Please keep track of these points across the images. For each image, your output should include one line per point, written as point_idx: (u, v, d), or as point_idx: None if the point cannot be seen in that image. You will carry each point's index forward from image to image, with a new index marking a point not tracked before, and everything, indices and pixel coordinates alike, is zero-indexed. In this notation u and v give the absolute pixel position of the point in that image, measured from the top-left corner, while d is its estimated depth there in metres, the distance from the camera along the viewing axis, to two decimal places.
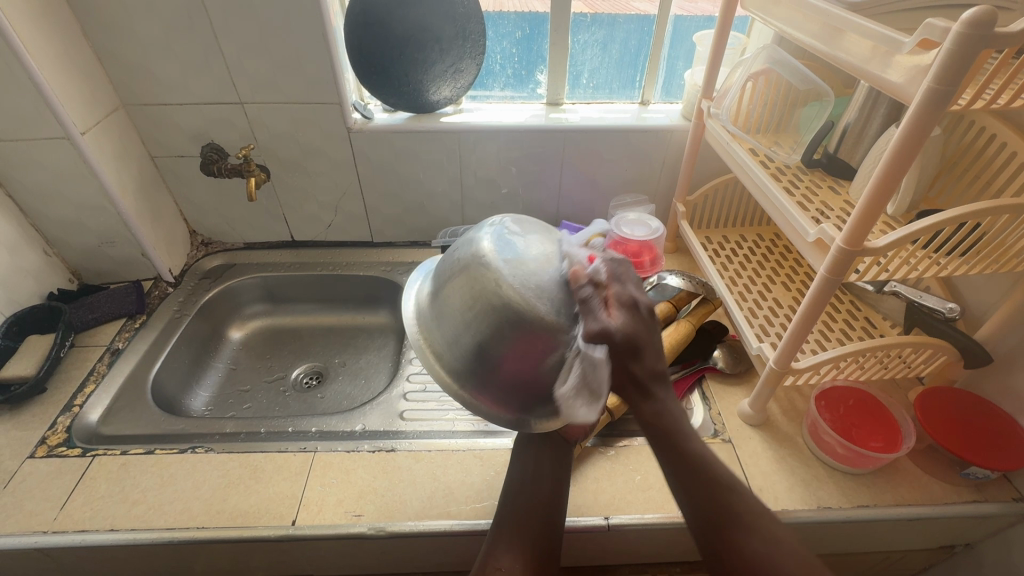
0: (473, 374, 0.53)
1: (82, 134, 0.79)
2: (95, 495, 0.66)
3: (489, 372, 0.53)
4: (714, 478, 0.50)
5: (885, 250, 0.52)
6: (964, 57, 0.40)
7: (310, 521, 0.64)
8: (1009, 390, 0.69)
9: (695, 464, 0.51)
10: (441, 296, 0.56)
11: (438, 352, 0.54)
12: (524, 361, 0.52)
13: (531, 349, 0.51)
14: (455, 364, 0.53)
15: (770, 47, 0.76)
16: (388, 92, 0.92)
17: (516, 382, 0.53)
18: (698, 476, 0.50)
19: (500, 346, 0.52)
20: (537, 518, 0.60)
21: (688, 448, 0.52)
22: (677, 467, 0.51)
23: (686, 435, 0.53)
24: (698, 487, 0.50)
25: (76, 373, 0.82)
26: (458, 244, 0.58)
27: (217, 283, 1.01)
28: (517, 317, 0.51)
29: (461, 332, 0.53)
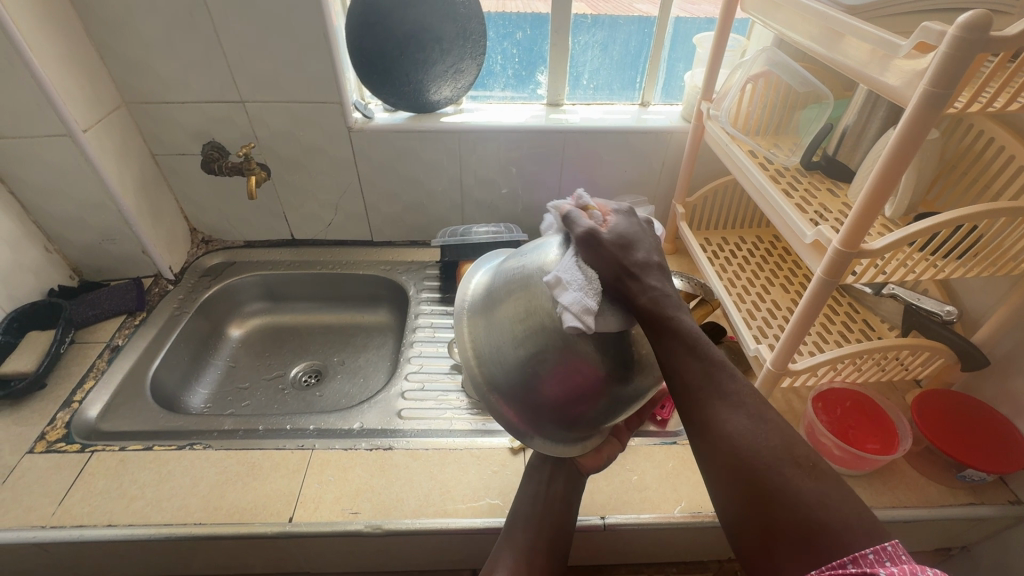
0: (505, 385, 0.51)
1: (84, 132, 0.79)
2: (93, 491, 0.66)
3: (524, 387, 0.51)
4: (702, 357, 0.47)
5: (881, 251, 0.53)
6: (960, 60, 0.40)
7: (307, 518, 0.64)
8: (1006, 393, 0.69)
9: (691, 357, 0.47)
10: (497, 302, 0.53)
11: (479, 355, 0.52)
12: (565, 388, 0.50)
13: (576, 379, 0.50)
14: (492, 368, 0.51)
15: (770, 49, 0.76)
16: (388, 92, 0.92)
17: (550, 406, 0.51)
18: (698, 361, 0.47)
19: (543, 365, 0.49)
20: (540, 544, 0.62)
21: (679, 325, 0.47)
22: (674, 355, 0.47)
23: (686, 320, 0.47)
24: (691, 375, 0.47)
25: (76, 370, 0.82)
26: (527, 249, 0.55)
27: (217, 281, 1.02)
28: (570, 349, 0.49)
29: (509, 346, 0.51)
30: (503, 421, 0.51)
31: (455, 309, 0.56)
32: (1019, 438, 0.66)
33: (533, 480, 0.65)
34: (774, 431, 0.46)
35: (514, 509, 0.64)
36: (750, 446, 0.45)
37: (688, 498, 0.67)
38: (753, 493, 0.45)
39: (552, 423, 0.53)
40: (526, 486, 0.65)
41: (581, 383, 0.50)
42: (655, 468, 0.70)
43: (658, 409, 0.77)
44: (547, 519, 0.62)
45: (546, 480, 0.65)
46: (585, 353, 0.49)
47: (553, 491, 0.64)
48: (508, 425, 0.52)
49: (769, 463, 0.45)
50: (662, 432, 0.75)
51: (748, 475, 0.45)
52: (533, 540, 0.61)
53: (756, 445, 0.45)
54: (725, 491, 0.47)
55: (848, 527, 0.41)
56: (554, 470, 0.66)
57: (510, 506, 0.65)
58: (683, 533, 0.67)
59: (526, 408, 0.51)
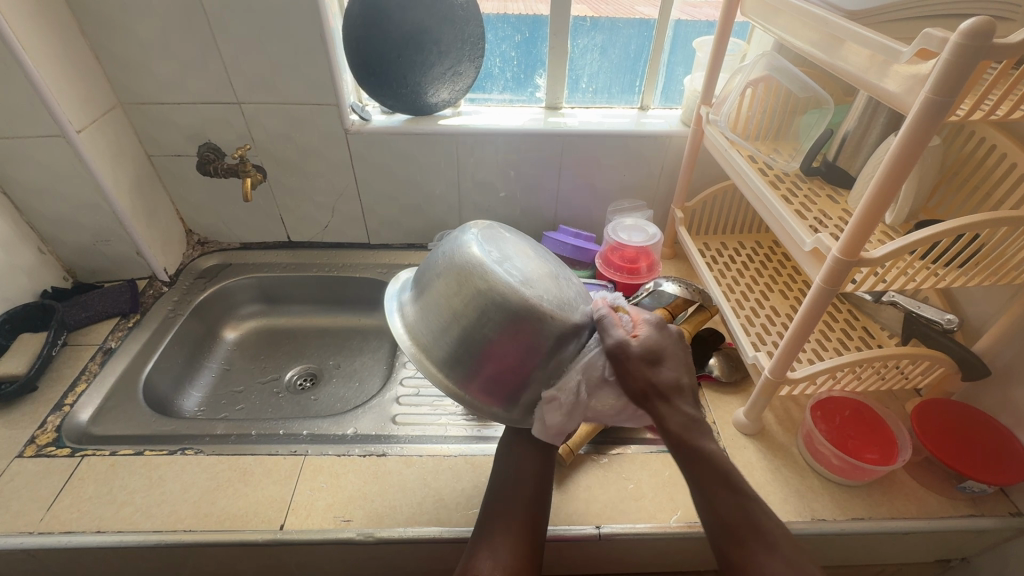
0: (457, 362, 0.58)
1: (78, 132, 0.78)
2: (83, 496, 0.66)
3: (474, 362, 0.58)
4: (737, 491, 0.51)
5: (881, 260, 0.52)
6: (961, 67, 0.39)
7: (299, 526, 0.63)
8: (1006, 403, 0.68)
9: (722, 490, 0.52)
10: (434, 297, 0.60)
11: (430, 345, 0.59)
12: (507, 354, 0.57)
13: (515, 345, 0.57)
14: (444, 351, 0.58)
15: (770, 54, 0.76)
16: (386, 94, 0.92)
17: (499, 374, 0.58)
18: (720, 488, 0.52)
19: (481, 337, 0.57)
20: (518, 520, 0.59)
21: (706, 452, 0.53)
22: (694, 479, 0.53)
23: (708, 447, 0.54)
24: (727, 510, 0.51)
25: (68, 373, 0.81)
26: (441, 249, 0.64)
27: (212, 283, 1.01)
28: (506, 317, 0.56)
29: (454, 329, 0.58)
30: (465, 399, 0.58)
31: (392, 318, 0.64)
32: (1013, 441, 0.66)
33: (504, 464, 0.66)
34: None
35: (489, 491, 0.63)
36: None
37: (684, 508, 0.66)
38: None
39: (507, 392, 0.59)
40: (499, 469, 0.65)
41: (520, 349, 0.57)
42: (651, 477, 0.69)
43: None
44: (521, 496, 0.62)
45: (517, 462, 0.65)
46: (519, 318, 0.56)
47: (525, 471, 0.64)
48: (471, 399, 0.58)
49: None
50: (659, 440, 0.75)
51: None
52: (511, 516, 0.59)
53: None
54: None
55: None
56: (525, 453, 0.66)
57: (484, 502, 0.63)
58: (679, 544, 0.66)
59: (482, 383, 0.58)
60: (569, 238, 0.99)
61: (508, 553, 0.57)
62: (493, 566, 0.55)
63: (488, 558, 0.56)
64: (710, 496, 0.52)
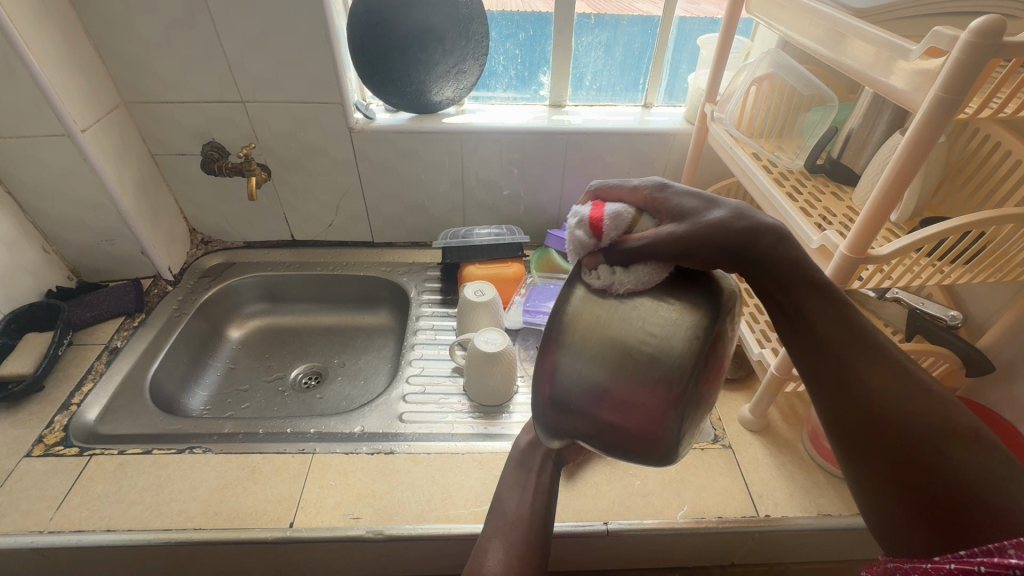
0: (697, 308, 0.38)
1: (82, 132, 0.78)
2: (92, 494, 0.66)
3: (675, 373, 0.37)
4: (847, 322, 0.42)
5: (888, 258, 0.52)
6: (972, 65, 0.39)
7: (308, 523, 0.63)
8: (1011, 398, 0.69)
9: (828, 327, 0.42)
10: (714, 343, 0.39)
11: (670, 323, 0.38)
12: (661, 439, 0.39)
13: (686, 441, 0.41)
14: (667, 348, 0.38)
15: (774, 51, 0.75)
16: (390, 92, 0.92)
17: (596, 399, 0.40)
18: (862, 378, 0.41)
19: (600, 364, 0.39)
20: (531, 521, 0.60)
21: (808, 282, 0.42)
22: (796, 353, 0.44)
23: (827, 326, 0.42)
24: (830, 340, 0.42)
25: (75, 372, 0.81)
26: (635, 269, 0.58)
27: (216, 282, 1.01)
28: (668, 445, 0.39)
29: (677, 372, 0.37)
30: (586, 318, 0.41)
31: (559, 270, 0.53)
32: (993, 415, 0.68)
33: (520, 467, 0.65)
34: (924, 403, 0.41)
35: (498, 494, 0.63)
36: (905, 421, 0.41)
37: (691, 503, 0.66)
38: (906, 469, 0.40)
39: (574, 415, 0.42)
40: (510, 473, 0.65)
41: (693, 428, 0.40)
42: (658, 473, 0.70)
43: None
44: (535, 504, 0.61)
45: (533, 467, 0.64)
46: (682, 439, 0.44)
47: (542, 477, 0.63)
48: (643, 294, 0.40)
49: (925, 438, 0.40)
50: None
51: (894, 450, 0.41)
52: (524, 520, 0.59)
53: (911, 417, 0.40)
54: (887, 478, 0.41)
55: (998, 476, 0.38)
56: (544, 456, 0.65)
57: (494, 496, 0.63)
58: (685, 539, 0.67)
59: (614, 382, 0.39)
60: None
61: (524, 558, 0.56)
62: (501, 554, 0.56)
63: (500, 554, 0.56)
64: (832, 383, 0.42)
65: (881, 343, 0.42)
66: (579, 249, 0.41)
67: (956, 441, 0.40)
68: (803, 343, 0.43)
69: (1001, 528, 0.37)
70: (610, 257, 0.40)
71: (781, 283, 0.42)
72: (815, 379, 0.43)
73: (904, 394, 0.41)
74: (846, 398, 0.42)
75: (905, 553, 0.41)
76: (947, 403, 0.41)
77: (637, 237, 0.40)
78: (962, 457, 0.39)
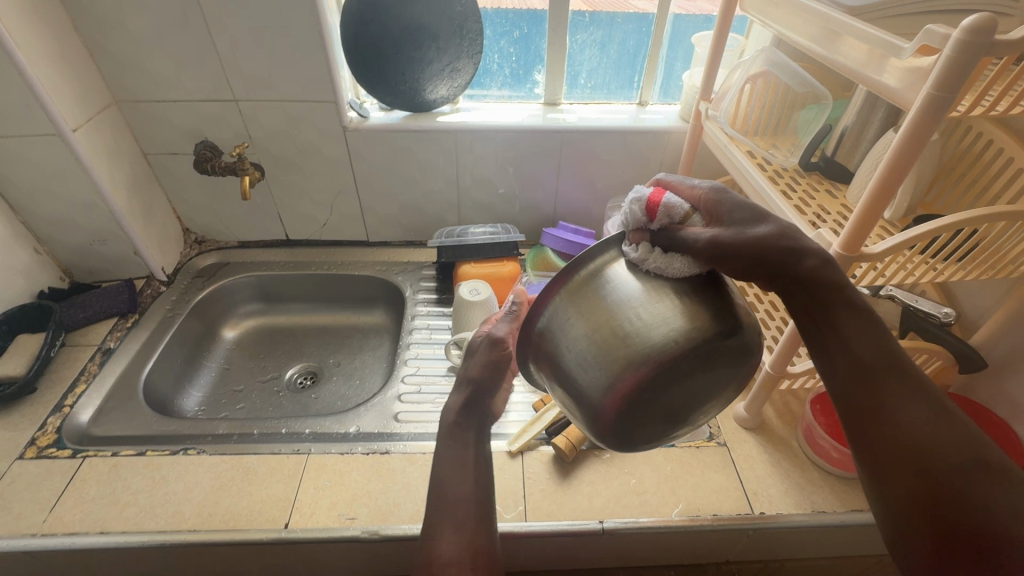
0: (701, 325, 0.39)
1: (73, 131, 0.78)
2: (86, 496, 0.65)
3: (645, 361, 0.39)
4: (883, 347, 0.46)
5: (881, 255, 0.52)
6: (965, 64, 0.40)
7: (303, 524, 0.63)
8: (1004, 395, 0.69)
9: (863, 349, 0.45)
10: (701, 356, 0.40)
11: (660, 319, 0.40)
12: (614, 419, 0.41)
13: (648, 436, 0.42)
14: (646, 338, 0.40)
15: (769, 49, 0.76)
16: (384, 91, 0.91)
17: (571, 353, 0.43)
18: (892, 400, 0.44)
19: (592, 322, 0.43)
20: (475, 499, 0.56)
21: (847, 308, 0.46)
22: (830, 373, 0.47)
23: (862, 348, 0.46)
24: (864, 360, 0.45)
25: (67, 373, 0.81)
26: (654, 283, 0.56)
27: (210, 282, 1.00)
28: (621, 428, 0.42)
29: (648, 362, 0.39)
30: (591, 288, 0.45)
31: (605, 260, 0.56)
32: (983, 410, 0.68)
33: (454, 445, 0.61)
34: (952, 430, 0.43)
35: (441, 480, 0.57)
36: (931, 445, 0.43)
37: (686, 501, 0.67)
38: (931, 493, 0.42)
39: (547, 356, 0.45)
40: (447, 454, 0.60)
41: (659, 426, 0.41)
42: (653, 472, 0.70)
43: None
44: (476, 481, 0.58)
45: (465, 444, 0.61)
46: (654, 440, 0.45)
47: (475, 449, 0.61)
48: (661, 280, 0.43)
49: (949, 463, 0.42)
50: None
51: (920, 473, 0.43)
52: (470, 499, 0.56)
53: (938, 443, 0.43)
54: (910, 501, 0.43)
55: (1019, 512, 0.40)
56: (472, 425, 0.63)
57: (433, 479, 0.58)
58: (681, 538, 0.67)
59: (595, 345, 0.42)
60: (568, 233, 0.97)
61: (477, 537, 0.53)
62: (454, 538, 0.52)
63: (453, 539, 0.52)
64: (864, 403, 0.45)
65: (912, 369, 0.45)
66: (629, 223, 0.45)
67: (983, 470, 0.42)
68: (838, 363, 0.46)
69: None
70: (652, 240, 0.45)
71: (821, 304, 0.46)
72: (845, 398, 0.46)
73: (931, 420, 0.44)
74: (876, 417, 0.45)
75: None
76: (974, 434, 0.43)
77: (685, 229, 0.44)
78: (985, 488, 0.41)
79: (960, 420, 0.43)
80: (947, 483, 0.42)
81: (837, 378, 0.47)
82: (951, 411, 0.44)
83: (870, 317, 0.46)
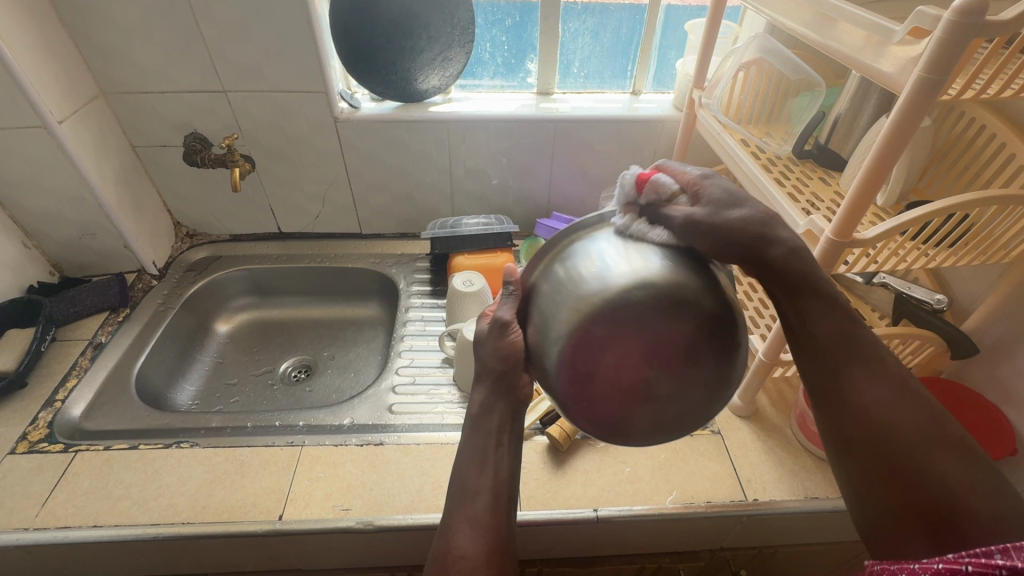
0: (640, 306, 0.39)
1: (59, 123, 0.77)
2: (78, 491, 0.65)
3: (586, 339, 0.40)
4: (850, 333, 0.48)
5: (873, 241, 0.52)
6: (956, 45, 0.39)
7: (297, 515, 0.63)
8: (995, 380, 0.70)
9: (831, 336, 0.48)
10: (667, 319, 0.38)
11: (633, 271, 0.40)
12: (575, 375, 0.41)
13: (613, 413, 0.40)
14: (589, 315, 0.40)
15: (762, 36, 0.75)
16: (375, 81, 0.90)
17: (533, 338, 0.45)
18: (857, 380, 0.47)
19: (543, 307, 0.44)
20: (496, 490, 0.51)
21: (817, 293, 0.48)
22: (799, 355, 0.50)
23: (830, 333, 0.48)
24: (833, 345, 0.48)
25: (58, 368, 0.80)
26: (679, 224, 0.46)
27: (202, 276, 1.00)
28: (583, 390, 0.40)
29: (610, 311, 0.39)
30: (551, 263, 0.45)
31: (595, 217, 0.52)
32: (975, 394, 0.69)
33: (478, 434, 0.54)
34: (915, 409, 0.46)
35: (461, 473, 0.52)
36: (894, 425, 0.46)
37: (680, 489, 0.67)
38: (895, 468, 0.45)
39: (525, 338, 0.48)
40: (470, 445, 0.54)
41: (623, 401, 0.39)
42: (648, 460, 0.70)
43: None
44: (501, 472, 0.52)
45: (490, 434, 0.54)
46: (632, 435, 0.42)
47: (504, 440, 0.54)
48: (637, 242, 0.43)
49: (911, 441, 0.45)
50: None
51: (884, 450, 0.46)
52: (492, 491, 0.50)
53: (901, 422, 0.45)
54: (876, 476, 0.46)
55: (977, 484, 0.42)
56: (504, 415, 0.54)
57: (455, 467, 0.53)
58: (675, 525, 0.67)
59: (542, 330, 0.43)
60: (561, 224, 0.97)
61: (494, 533, 0.48)
62: (472, 536, 0.48)
63: (469, 533, 0.48)
64: (832, 385, 0.48)
65: (879, 353, 0.48)
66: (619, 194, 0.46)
67: (943, 447, 0.44)
68: (809, 349, 0.49)
69: (983, 527, 0.40)
70: (640, 214, 0.46)
71: (790, 291, 0.48)
72: (817, 382, 0.49)
73: (894, 400, 0.46)
74: (844, 398, 0.48)
75: (893, 548, 0.45)
76: (936, 412, 0.45)
77: (671, 206, 0.45)
78: (945, 463, 0.43)
79: (924, 399, 0.46)
80: (908, 457, 0.45)
81: (807, 359, 0.50)
82: (915, 392, 0.47)
83: (837, 303, 0.48)
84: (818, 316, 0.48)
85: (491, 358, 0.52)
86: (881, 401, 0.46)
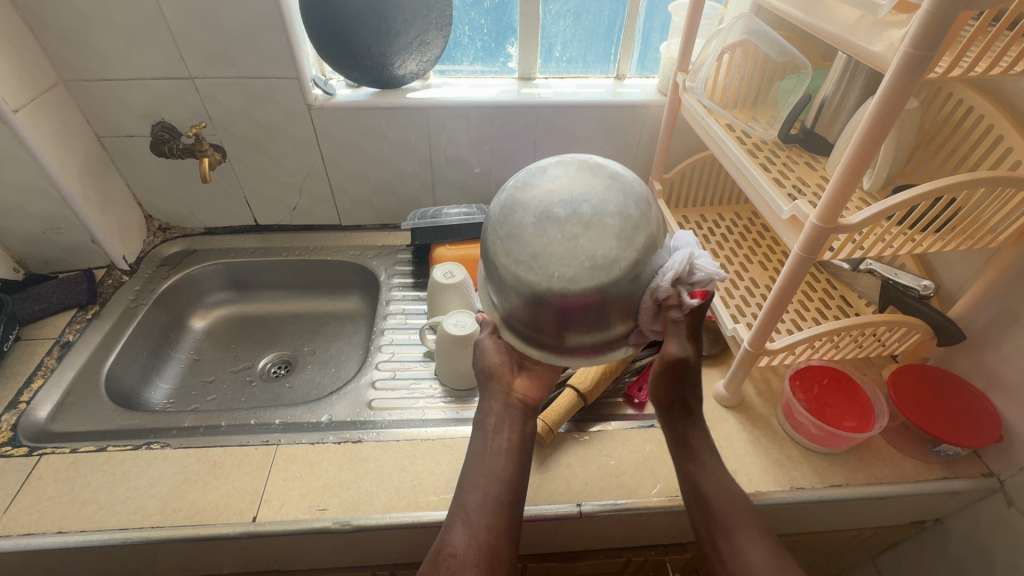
0: (525, 196, 0.45)
1: (15, 112, 0.73)
2: (42, 496, 0.63)
3: (516, 239, 0.44)
4: (728, 492, 0.56)
5: (859, 226, 0.51)
6: (944, 18, 0.37)
7: (272, 517, 0.61)
8: (979, 366, 0.69)
9: (710, 492, 0.56)
10: (550, 183, 0.44)
11: (503, 190, 0.48)
12: (529, 263, 0.43)
13: (573, 260, 0.42)
14: (507, 227, 0.45)
15: (747, 16, 0.73)
16: (349, 66, 0.87)
17: (506, 309, 0.49)
18: (736, 535, 0.53)
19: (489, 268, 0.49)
20: (490, 493, 0.53)
21: (702, 459, 0.58)
22: (694, 517, 0.56)
23: (711, 488, 0.56)
24: (716, 503, 0.55)
25: (23, 368, 0.77)
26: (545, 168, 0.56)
27: (176, 271, 0.97)
28: (543, 281, 0.43)
29: (511, 212, 0.45)
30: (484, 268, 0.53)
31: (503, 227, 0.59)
32: (961, 381, 0.69)
33: (478, 435, 0.58)
34: (786, 568, 0.50)
35: (463, 476, 0.55)
36: None
37: (664, 482, 0.66)
38: None
39: (510, 325, 0.50)
40: (473, 446, 0.57)
41: (572, 254, 0.42)
42: (632, 453, 0.69)
43: (636, 392, 0.76)
44: (498, 472, 0.55)
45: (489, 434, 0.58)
46: (620, 304, 0.44)
47: (499, 440, 0.57)
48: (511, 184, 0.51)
49: None
50: (640, 415, 0.74)
51: None
52: (485, 492, 0.53)
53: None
54: None
55: None
56: (499, 416, 0.59)
57: (460, 474, 0.56)
58: (660, 518, 0.66)
59: (499, 282, 0.47)
60: None
61: (489, 534, 0.50)
62: (468, 537, 0.50)
63: (463, 532, 0.50)
64: (717, 539, 0.54)
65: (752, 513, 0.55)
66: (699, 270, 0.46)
67: None
68: (697, 505, 0.56)
69: None
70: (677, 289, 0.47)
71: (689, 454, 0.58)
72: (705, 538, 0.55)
73: (769, 558, 0.51)
74: (728, 552, 0.52)
75: None
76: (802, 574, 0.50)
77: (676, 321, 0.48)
78: None
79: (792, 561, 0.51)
80: None
81: (698, 515, 0.56)
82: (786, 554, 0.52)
83: (718, 467, 0.57)
84: (703, 477, 0.57)
85: (485, 363, 0.62)
86: (754, 556, 0.51)
